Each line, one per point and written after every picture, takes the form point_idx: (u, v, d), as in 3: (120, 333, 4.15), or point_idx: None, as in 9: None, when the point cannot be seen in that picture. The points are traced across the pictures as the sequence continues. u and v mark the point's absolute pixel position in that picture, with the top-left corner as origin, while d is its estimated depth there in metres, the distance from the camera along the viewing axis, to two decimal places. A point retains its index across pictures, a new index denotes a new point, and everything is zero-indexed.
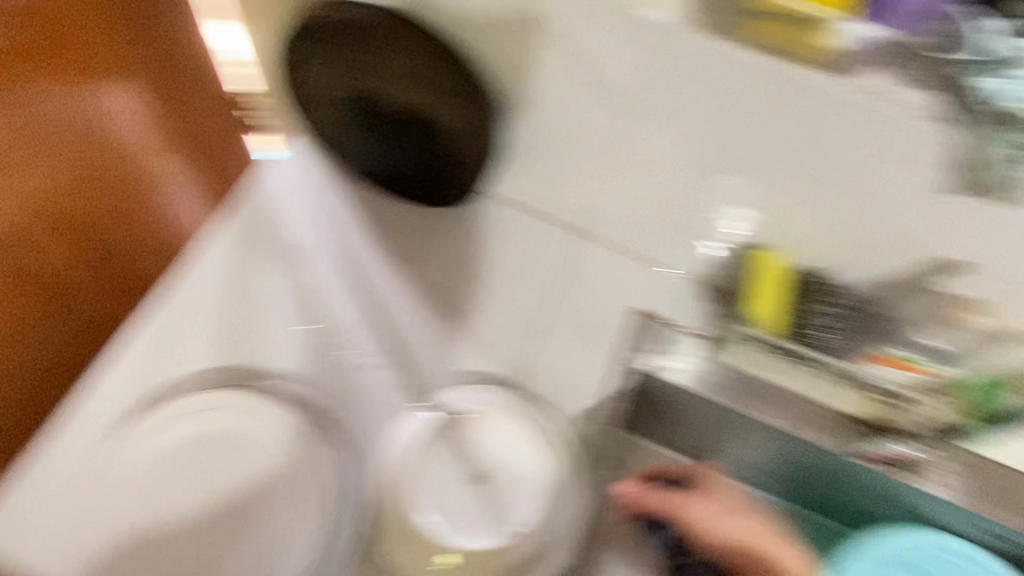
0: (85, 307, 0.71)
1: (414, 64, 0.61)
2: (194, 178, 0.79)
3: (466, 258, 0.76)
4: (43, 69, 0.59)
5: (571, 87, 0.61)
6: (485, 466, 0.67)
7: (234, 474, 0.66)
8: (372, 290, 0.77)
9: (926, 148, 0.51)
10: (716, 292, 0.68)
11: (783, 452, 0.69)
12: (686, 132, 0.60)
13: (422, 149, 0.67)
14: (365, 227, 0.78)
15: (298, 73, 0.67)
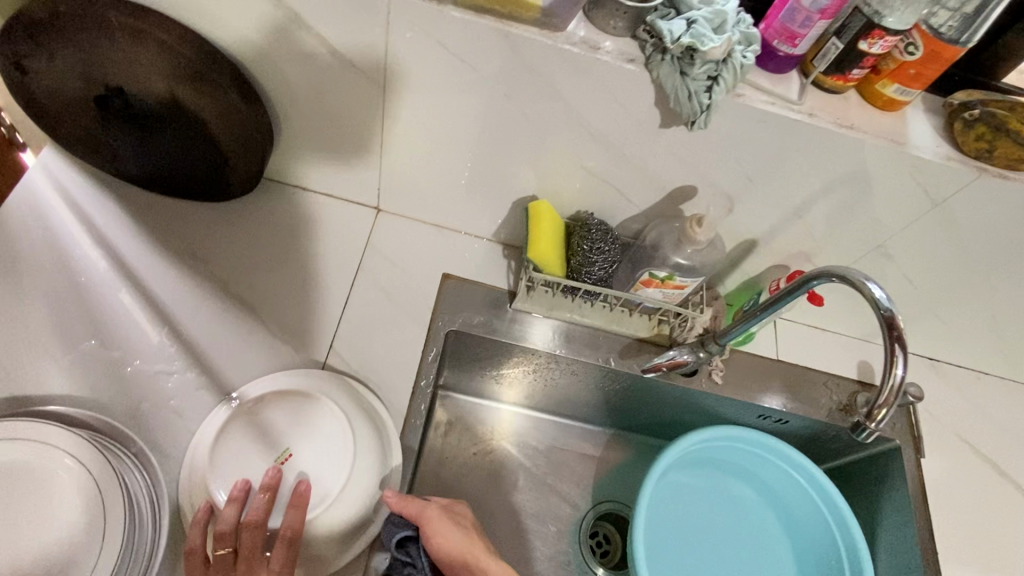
0: None
1: (152, 54, 0.59)
2: None
3: (266, 245, 0.75)
4: None
5: (332, 66, 0.62)
6: (281, 443, 0.64)
7: (3, 506, 0.55)
8: (155, 283, 0.70)
9: (635, 90, 0.57)
10: (502, 244, 0.82)
11: (596, 378, 0.81)
12: (436, 100, 0.63)
13: (193, 143, 0.67)
14: (147, 224, 0.73)
15: (28, 74, 0.62)
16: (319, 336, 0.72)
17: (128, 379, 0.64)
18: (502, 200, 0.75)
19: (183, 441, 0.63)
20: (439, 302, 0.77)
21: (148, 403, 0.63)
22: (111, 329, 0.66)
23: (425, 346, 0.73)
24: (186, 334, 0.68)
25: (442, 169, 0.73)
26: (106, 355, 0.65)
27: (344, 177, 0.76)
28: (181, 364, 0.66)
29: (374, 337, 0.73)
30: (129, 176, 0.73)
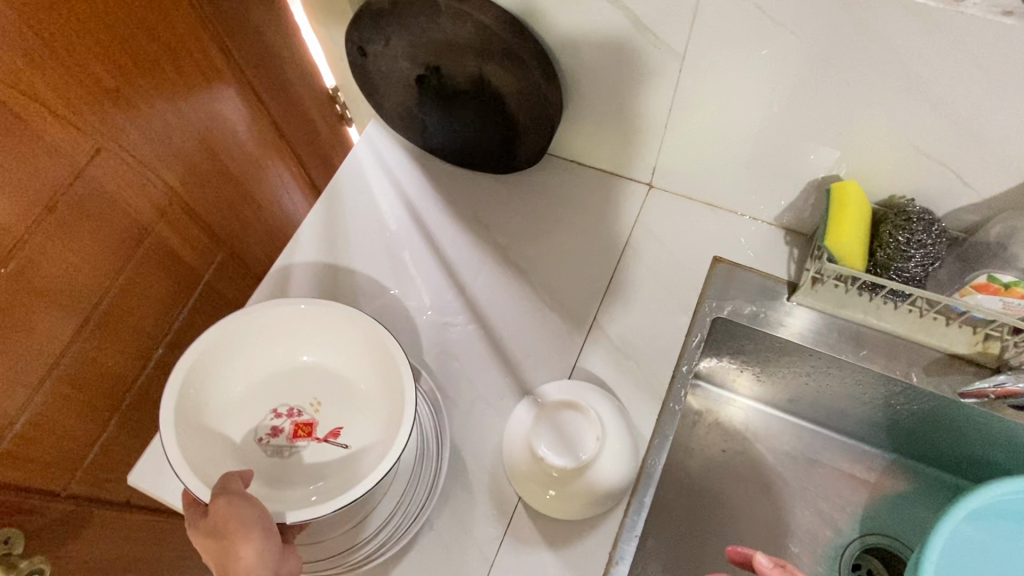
0: (207, 282, 0.83)
1: (468, 33, 0.65)
2: (290, 161, 0.94)
3: (541, 214, 0.79)
4: (160, 81, 0.70)
5: (630, 40, 0.61)
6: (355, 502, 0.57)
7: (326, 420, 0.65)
8: (447, 245, 0.78)
9: (1002, 50, 0.47)
10: (783, 229, 0.74)
11: (884, 391, 0.70)
12: (737, 69, 0.59)
13: (491, 118, 0.72)
14: (442, 191, 0.82)
15: (370, 58, 0.72)
16: (581, 307, 0.74)
17: (424, 325, 0.73)
18: (793, 180, 0.68)
19: (463, 386, 0.69)
20: (706, 286, 0.73)
21: (438, 348, 0.72)
22: (412, 279, 0.76)
23: (688, 331, 0.71)
24: (470, 291, 0.75)
25: (728, 145, 0.68)
26: (407, 303, 0.74)
27: (621, 153, 0.76)
28: (465, 317, 0.73)
29: (639, 316, 0.72)
30: (436, 149, 0.81)
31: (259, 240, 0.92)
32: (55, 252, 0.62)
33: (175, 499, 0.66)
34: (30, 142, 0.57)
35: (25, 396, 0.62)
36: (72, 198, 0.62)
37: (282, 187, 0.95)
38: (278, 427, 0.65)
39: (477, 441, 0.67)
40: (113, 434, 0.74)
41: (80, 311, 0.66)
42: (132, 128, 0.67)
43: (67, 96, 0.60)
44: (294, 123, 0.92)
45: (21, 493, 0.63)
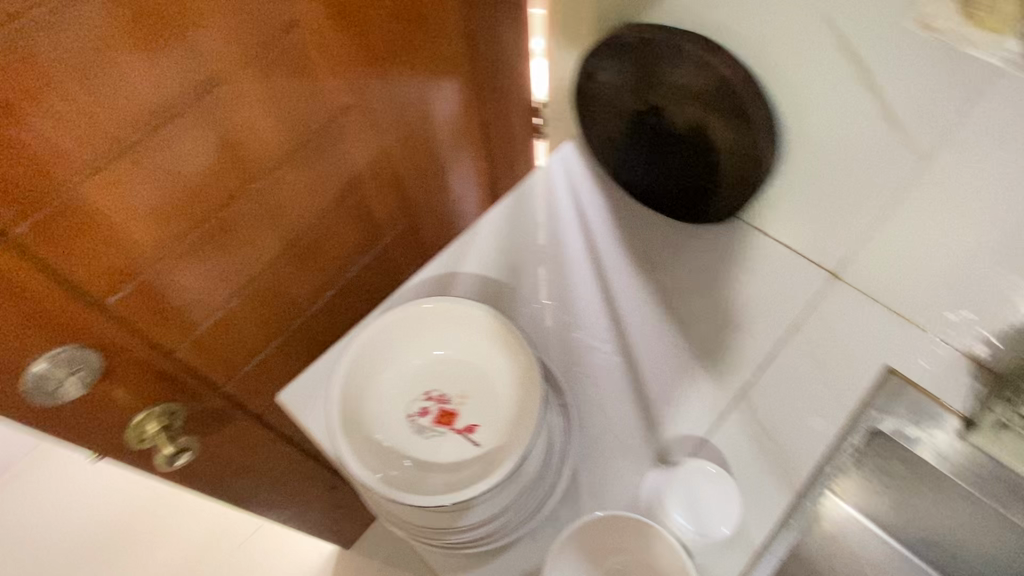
0: (385, 243, 0.90)
1: (705, 84, 0.66)
2: (482, 158, 1.00)
3: (711, 271, 0.78)
4: (414, 60, 0.75)
5: (875, 132, 0.60)
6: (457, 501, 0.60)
7: (460, 411, 0.66)
8: (615, 273, 0.79)
9: None
10: (970, 360, 0.69)
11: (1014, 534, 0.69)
12: (987, 184, 0.56)
13: (696, 168, 0.72)
14: (621, 222, 0.83)
15: (597, 82, 0.76)
16: (732, 373, 0.72)
17: (570, 343, 0.74)
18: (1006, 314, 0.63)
19: (595, 412, 0.70)
20: (874, 395, 0.69)
21: (581, 369, 0.72)
22: (571, 298, 0.77)
23: (845, 432, 0.68)
24: (626, 324, 0.75)
25: (941, 259, 0.64)
26: (561, 317, 0.76)
27: (817, 235, 0.73)
28: (614, 347, 0.73)
29: (789, 401, 0.70)
30: (624, 182, 0.82)
31: (436, 218, 0.98)
32: (287, 182, 0.68)
33: (313, 426, 0.70)
34: (301, 87, 0.63)
35: (224, 297, 0.70)
36: (314, 143, 0.69)
37: (467, 178, 1.00)
38: (425, 408, 0.67)
39: (597, 469, 0.66)
40: (273, 352, 0.82)
41: (286, 240, 0.73)
42: (380, 96, 0.73)
43: (346, 57, 0.66)
44: (497, 123, 0.97)
45: (193, 379, 0.72)
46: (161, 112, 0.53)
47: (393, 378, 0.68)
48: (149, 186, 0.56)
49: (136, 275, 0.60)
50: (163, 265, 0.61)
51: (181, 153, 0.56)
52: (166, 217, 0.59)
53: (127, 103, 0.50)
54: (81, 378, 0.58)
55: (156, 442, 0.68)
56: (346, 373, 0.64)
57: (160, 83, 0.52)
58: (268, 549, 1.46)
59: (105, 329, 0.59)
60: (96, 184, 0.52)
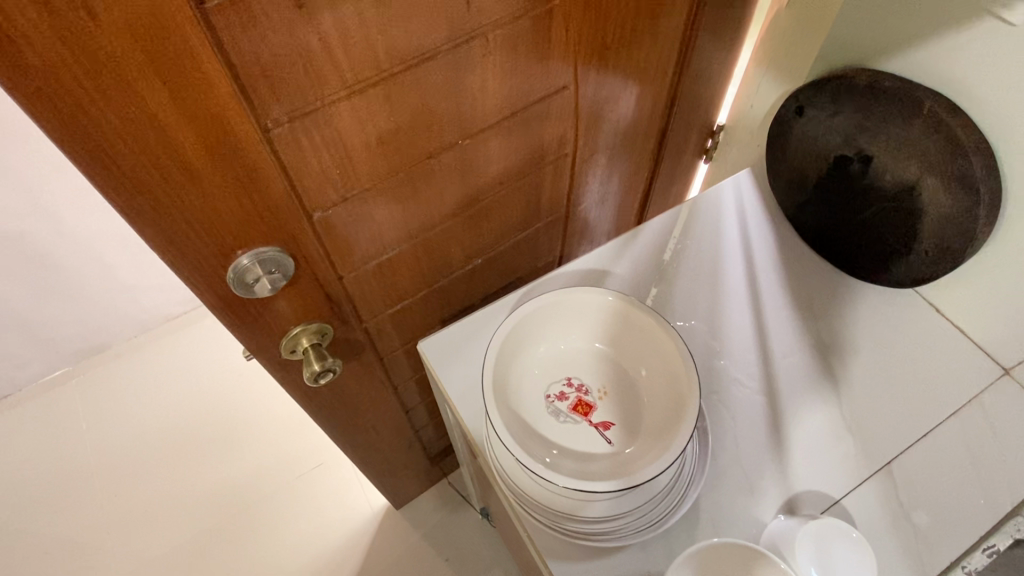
0: (539, 227, 0.91)
1: (934, 147, 0.64)
2: (651, 172, 0.99)
3: (873, 335, 0.75)
4: (632, 59, 0.75)
5: None
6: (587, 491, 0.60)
7: (598, 405, 0.67)
8: (770, 312, 0.77)
9: None
10: None
11: None
12: None
13: (891, 226, 0.70)
14: (784, 264, 0.81)
15: (805, 119, 0.75)
16: (875, 443, 0.69)
17: (714, 369, 0.73)
18: None
19: (727, 443, 0.68)
20: None
21: (720, 398, 0.71)
22: (721, 326, 0.76)
23: (993, 531, 0.64)
24: (774, 365, 0.73)
25: None
26: (707, 340, 0.75)
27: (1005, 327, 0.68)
28: (758, 385, 0.72)
29: (932, 488, 0.66)
30: (798, 224, 0.81)
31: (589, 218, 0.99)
32: (487, 145, 0.70)
33: (449, 381, 0.72)
34: (534, 59, 0.65)
35: (398, 237, 0.73)
36: (523, 116, 0.70)
37: (632, 187, 0.99)
38: (564, 393, 0.68)
39: (719, 502, 0.65)
40: (414, 301, 0.85)
41: (466, 199, 0.75)
42: (593, 84, 0.74)
43: (580, 39, 0.67)
44: (677, 140, 0.96)
45: (347, 307, 0.75)
46: (419, 51, 0.55)
47: (543, 355, 0.70)
48: (383, 116, 0.58)
49: (342, 199, 0.63)
50: (364, 193, 0.64)
51: (418, 94, 0.58)
52: (384, 150, 0.61)
53: (397, 35, 0.52)
54: (275, 280, 0.61)
55: (305, 357, 0.71)
56: (503, 337, 0.66)
57: (429, 25, 0.54)
58: (321, 486, 1.50)
59: (306, 243, 0.62)
60: (348, 105, 0.55)
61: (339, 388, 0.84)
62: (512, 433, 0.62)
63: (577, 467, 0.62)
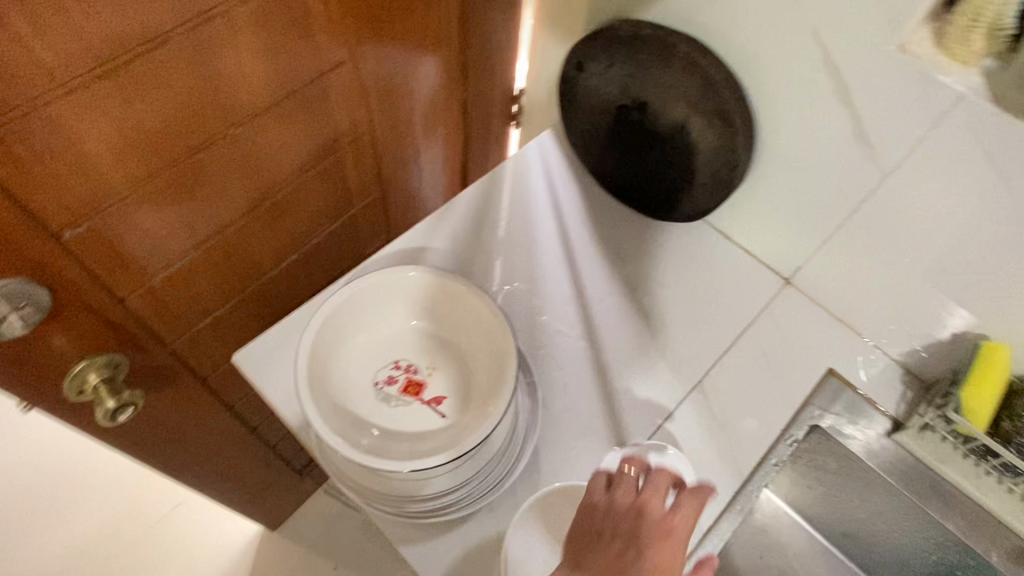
0: (354, 213, 0.88)
1: (691, 84, 0.69)
2: (459, 141, 0.99)
3: (675, 268, 0.81)
4: (407, 28, 0.74)
5: (845, 147, 0.64)
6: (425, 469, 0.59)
7: (429, 381, 0.66)
8: (584, 263, 0.81)
9: None
10: (901, 368, 0.74)
11: (946, 549, 0.71)
12: (938, 206, 0.60)
13: (673, 165, 0.75)
14: (592, 214, 0.85)
15: (585, 74, 0.79)
16: (687, 365, 0.75)
17: (538, 325, 0.75)
18: (937, 328, 0.69)
19: (557, 392, 0.71)
20: (816, 393, 0.73)
21: (545, 351, 0.74)
22: (540, 283, 0.78)
23: (789, 424, 0.72)
24: (591, 311, 0.77)
25: (885, 272, 0.69)
26: (527, 298, 0.77)
27: (776, 241, 0.77)
28: (580, 333, 0.75)
29: (738, 396, 0.73)
30: (599, 173, 0.85)
31: (408, 197, 0.98)
32: (265, 133, 0.66)
33: (270, 389, 0.67)
34: (294, 35, 0.61)
35: (185, 245, 0.67)
36: (299, 98, 0.67)
37: (443, 160, 0.99)
38: (392, 377, 0.66)
39: (556, 449, 0.68)
40: (227, 311, 0.79)
41: (257, 194, 0.70)
42: (371, 58, 0.72)
43: (343, 10, 0.64)
44: (479, 108, 0.97)
45: (141, 331, 0.68)
46: (146, 37, 0.49)
47: (363, 344, 0.67)
48: (122, 113, 0.52)
49: (97, 211, 0.56)
50: (125, 203, 0.58)
51: (160, 83, 0.53)
52: (135, 151, 0.55)
53: (109, 20, 0.46)
54: (29, 313, 0.51)
55: (97, 395, 0.61)
56: (316, 332, 0.63)
57: (151, 6, 0.48)
58: (185, 528, 1.38)
59: (57, 266, 0.54)
60: (70, 104, 0.48)
61: (161, 424, 0.76)
62: (337, 430, 0.59)
63: (413, 449, 0.61)
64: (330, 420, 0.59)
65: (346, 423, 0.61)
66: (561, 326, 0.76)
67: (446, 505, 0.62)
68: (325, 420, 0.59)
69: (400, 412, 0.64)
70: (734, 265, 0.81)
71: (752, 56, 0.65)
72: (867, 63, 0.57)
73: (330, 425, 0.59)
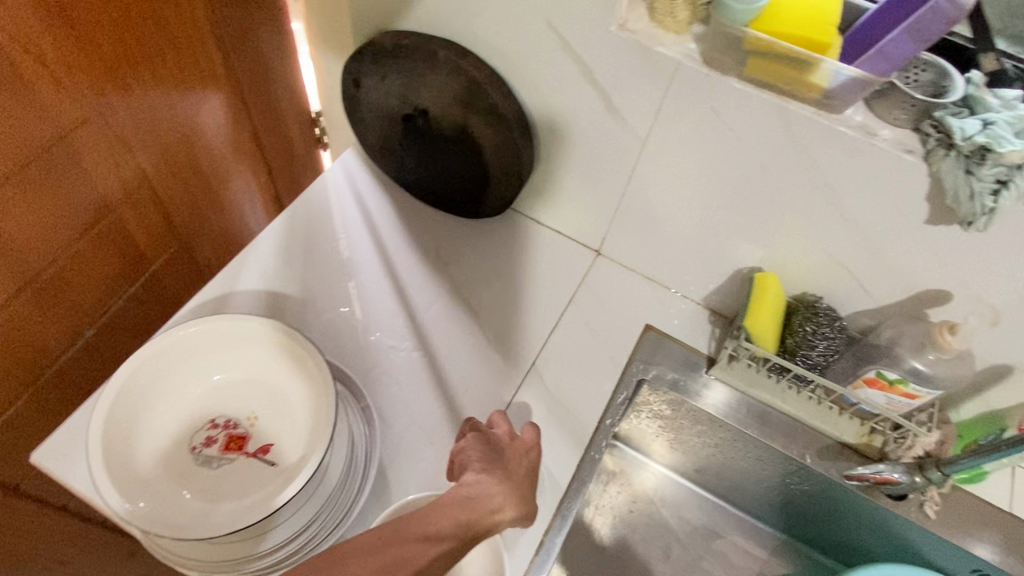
0: (155, 272, 0.83)
1: (459, 86, 0.72)
2: (261, 174, 0.96)
3: (495, 261, 0.84)
4: (158, 72, 0.71)
5: (605, 122, 0.68)
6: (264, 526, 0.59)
7: (253, 432, 0.63)
8: (406, 274, 0.81)
9: (911, 183, 0.56)
10: (707, 309, 0.82)
11: (780, 469, 0.76)
12: (691, 161, 0.66)
13: (466, 165, 0.78)
14: (407, 224, 0.86)
15: (363, 90, 0.79)
16: (520, 350, 0.78)
17: (368, 346, 0.75)
18: (723, 268, 0.76)
19: (397, 408, 0.71)
20: (636, 350, 0.78)
21: (379, 370, 0.73)
22: (364, 303, 0.78)
23: (615, 390, 0.75)
24: (420, 320, 0.78)
25: (670, 228, 0.75)
26: (354, 322, 0.76)
27: (577, 218, 0.82)
28: (411, 344, 0.75)
29: (571, 369, 0.77)
30: (405, 183, 0.86)
31: (219, 243, 0.93)
32: (8, 208, 0.60)
33: (77, 483, 0.61)
34: (11, 99, 0.56)
35: None
36: (41, 164, 0.62)
37: (248, 197, 0.96)
38: (211, 438, 0.63)
39: (404, 464, 0.67)
40: (22, 408, 0.72)
41: (20, 275, 0.64)
42: (122, 108, 0.68)
43: (68, 64, 0.60)
44: (274, 138, 0.94)
45: None
46: None
47: (170, 412, 0.63)
48: None
49: None
50: None
51: None
52: None
53: None
54: None
55: None
56: (106, 411, 0.58)
57: None
58: None
59: None
60: None
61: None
62: (145, 508, 0.55)
63: (239, 504, 0.57)
64: (136, 500, 0.55)
65: (157, 500, 0.57)
66: (391, 341, 0.75)
67: (294, 552, 0.60)
68: (128, 502, 0.55)
69: (225, 472, 0.61)
70: (549, 247, 0.85)
71: (506, 50, 0.68)
72: (597, 43, 0.62)
73: (136, 506, 0.55)
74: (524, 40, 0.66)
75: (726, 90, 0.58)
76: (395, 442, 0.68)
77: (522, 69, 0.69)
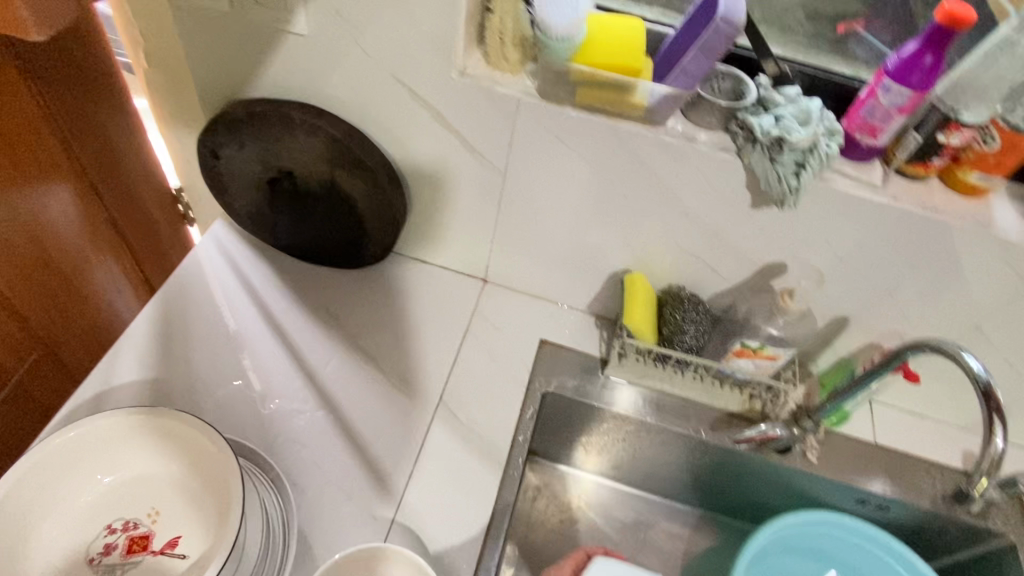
0: (17, 383, 0.77)
1: (318, 144, 0.74)
2: (125, 260, 0.92)
3: (386, 307, 0.85)
4: None
5: (465, 159, 0.73)
6: None
7: (156, 529, 0.61)
8: (297, 335, 0.81)
9: (731, 175, 0.64)
10: (594, 316, 0.88)
11: (683, 449, 0.82)
12: (549, 185, 0.72)
13: (339, 219, 0.79)
14: (291, 285, 0.85)
15: (222, 161, 0.78)
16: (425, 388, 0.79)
17: (268, 415, 0.73)
18: (599, 276, 0.82)
19: (308, 471, 0.70)
20: (536, 365, 0.82)
21: (284, 438, 0.72)
22: (257, 373, 0.76)
23: (522, 407, 0.78)
24: (319, 379, 0.77)
25: (545, 248, 0.81)
26: (250, 394, 0.75)
27: (459, 251, 0.86)
28: (313, 405, 0.75)
29: (477, 397, 0.79)
30: (283, 245, 0.86)
31: (87, 339, 0.88)
32: None
33: None
34: None
35: None
36: None
37: (114, 286, 0.91)
38: (110, 545, 0.59)
39: (324, 526, 0.66)
40: None
41: None
42: None
43: None
44: (134, 220, 0.91)
45: None
46: None
47: (58, 528, 0.59)
48: None
49: None
50: None
51: None
52: None
53: None
54: None
55: None
56: None
57: None
58: None
59: None
60: None
61: None
62: None
63: None
64: None
65: None
66: (292, 405, 0.74)
67: None
68: None
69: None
70: (437, 285, 0.88)
71: (361, 106, 0.71)
72: (444, 89, 0.66)
73: None
74: (376, 94, 0.69)
75: (565, 118, 0.65)
76: (311, 506, 0.67)
77: (379, 121, 0.72)
